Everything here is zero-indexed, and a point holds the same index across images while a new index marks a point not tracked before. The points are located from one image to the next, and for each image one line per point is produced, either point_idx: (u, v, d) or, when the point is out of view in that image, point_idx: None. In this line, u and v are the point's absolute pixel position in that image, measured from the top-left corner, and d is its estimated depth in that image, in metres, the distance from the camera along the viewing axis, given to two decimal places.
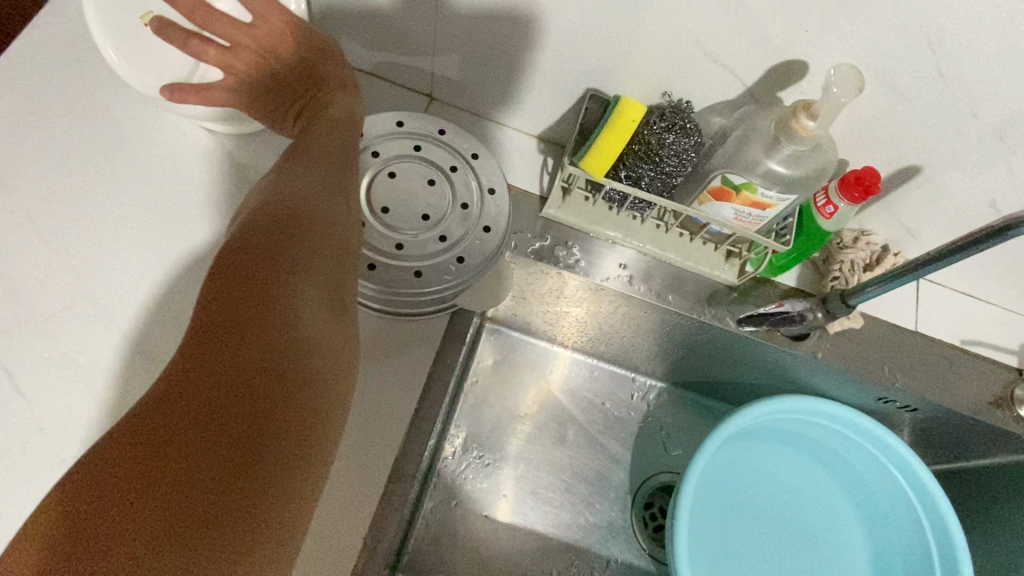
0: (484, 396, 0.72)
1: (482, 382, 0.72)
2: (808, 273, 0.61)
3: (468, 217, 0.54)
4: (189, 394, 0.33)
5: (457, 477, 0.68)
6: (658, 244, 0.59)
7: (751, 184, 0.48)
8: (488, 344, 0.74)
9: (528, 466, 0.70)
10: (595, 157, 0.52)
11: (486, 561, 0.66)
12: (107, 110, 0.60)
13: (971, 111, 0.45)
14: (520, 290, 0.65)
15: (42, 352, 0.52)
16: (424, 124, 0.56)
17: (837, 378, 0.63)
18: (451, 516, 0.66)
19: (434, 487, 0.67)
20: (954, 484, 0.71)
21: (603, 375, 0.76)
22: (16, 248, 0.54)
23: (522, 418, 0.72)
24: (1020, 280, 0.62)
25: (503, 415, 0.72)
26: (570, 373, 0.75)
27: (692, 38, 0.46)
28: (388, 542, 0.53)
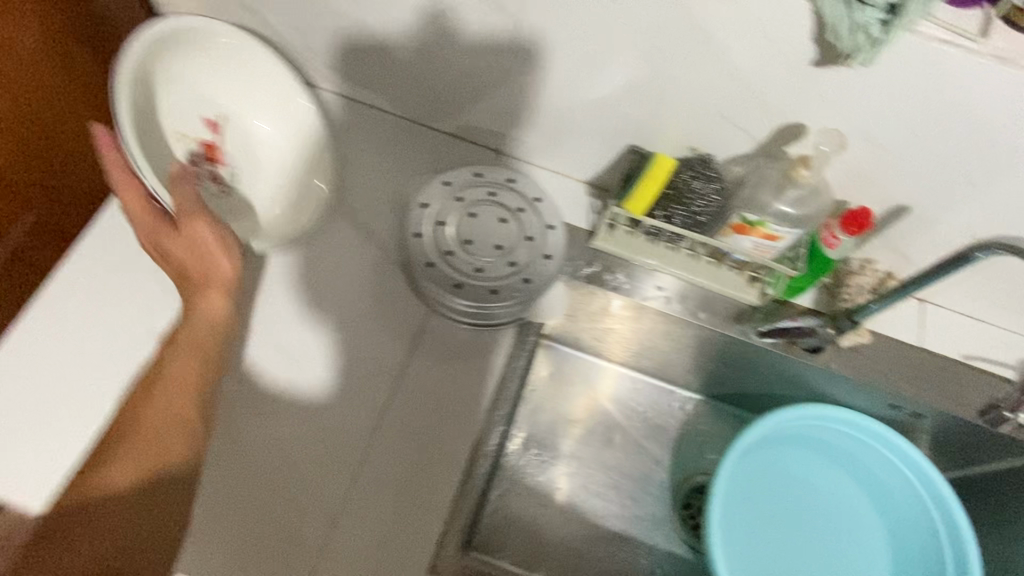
0: (541, 403, 0.83)
1: (538, 391, 0.84)
2: (821, 296, 0.71)
3: (533, 248, 0.67)
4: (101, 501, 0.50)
5: (518, 471, 0.80)
6: (690, 269, 0.71)
7: (763, 221, 0.60)
8: (543, 358, 0.85)
9: (579, 464, 0.81)
10: (635, 200, 0.65)
11: (544, 542, 0.76)
12: None
13: (941, 160, 0.56)
14: (572, 310, 0.77)
15: None
16: (496, 174, 0.70)
17: (851, 388, 0.73)
18: (513, 503, 0.78)
19: (499, 478, 0.78)
20: (968, 489, 0.78)
21: (644, 387, 0.87)
22: None
23: (573, 422, 0.83)
24: (1012, 302, 0.71)
25: (557, 419, 0.83)
26: (615, 385, 0.86)
27: (713, 100, 0.60)
28: (467, 514, 0.65)
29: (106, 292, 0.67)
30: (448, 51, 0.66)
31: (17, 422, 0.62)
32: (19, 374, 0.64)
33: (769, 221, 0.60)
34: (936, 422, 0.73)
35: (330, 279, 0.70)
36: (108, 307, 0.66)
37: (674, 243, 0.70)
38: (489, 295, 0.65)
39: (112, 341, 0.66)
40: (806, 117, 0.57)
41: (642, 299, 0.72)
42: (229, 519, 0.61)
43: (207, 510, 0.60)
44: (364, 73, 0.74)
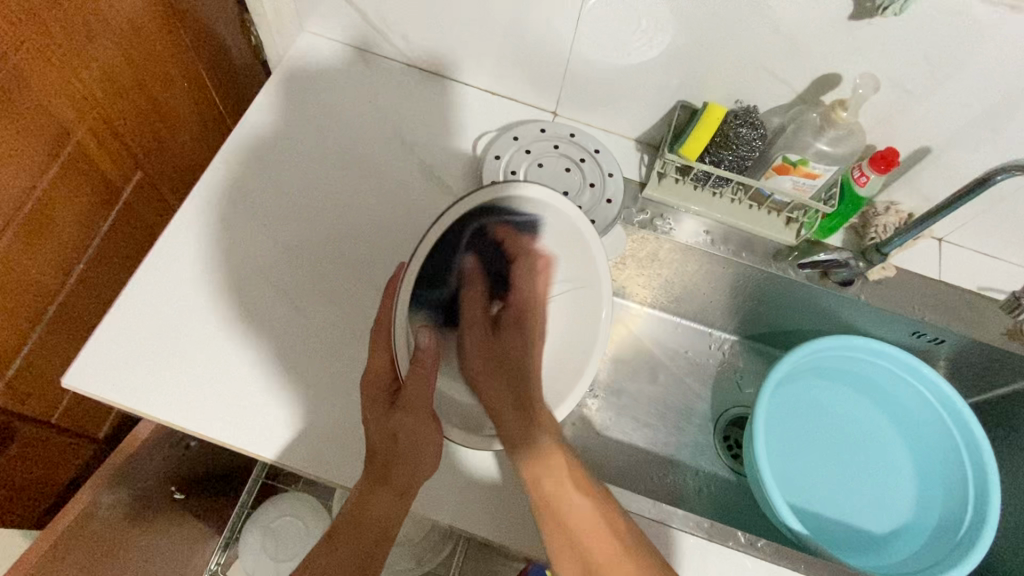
0: None
1: None
2: (850, 235, 0.79)
3: (596, 193, 0.75)
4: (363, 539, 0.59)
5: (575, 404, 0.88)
6: (733, 213, 0.79)
7: (805, 161, 0.68)
8: None
9: (630, 398, 0.89)
10: (688, 146, 0.73)
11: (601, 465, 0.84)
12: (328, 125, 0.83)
13: (962, 103, 0.65)
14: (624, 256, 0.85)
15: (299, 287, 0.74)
16: (559, 130, 0.80)
17: (878, 316, 0.81)
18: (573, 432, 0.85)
19: None
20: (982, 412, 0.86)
21: (684, 330, 0.95)
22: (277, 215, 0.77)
23: (622, 361, 0.91)
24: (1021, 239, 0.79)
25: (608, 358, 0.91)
26: (658, 328, 0.94)
27: (759, 56, 0.68)
28: None
29: (213, 231, 0.74)
30: (522, 17, 0.75)
31: (137, 343, 0.66)
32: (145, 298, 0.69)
33: (809, 161, 0.68)
34: (954, 345, 0.81)
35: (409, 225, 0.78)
36: (216, 245, 0.73)
37: (718, 190, 0.78)
38: None
39: (218, 272, 0.72)
40: (843, 66, 0.65)
41: (690, 241, 0.80)
42: None
43: (315, 424, 0.67)
44: (439, 43, 0.82)
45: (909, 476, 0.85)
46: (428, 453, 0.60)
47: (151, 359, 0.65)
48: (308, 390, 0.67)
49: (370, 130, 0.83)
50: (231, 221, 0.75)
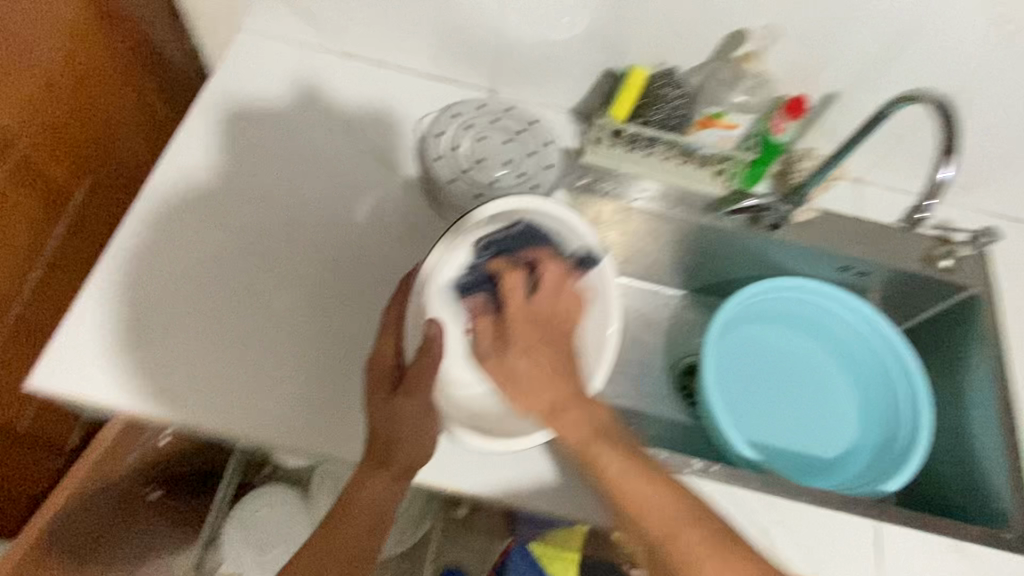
0: None
1: None
2: (774, 182, 0.85)
3: (536, 160, 0.80)
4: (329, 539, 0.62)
5: None
6: (666, 171, 0.83)
7: (723, 113, 0.75)
8: None
9: None
10: (615, 109, 0.78)
11: None
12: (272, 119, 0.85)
13: (856, 47, 0.71)
14: None
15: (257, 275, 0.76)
16: (496, 105, 0.83)
17: (808, 256, 0.87)
18: None
19: None
20: (912, 337, 0.93)
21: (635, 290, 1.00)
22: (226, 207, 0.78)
23: None
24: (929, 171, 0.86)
25: None
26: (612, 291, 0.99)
27: (673, 20, 0.73)
28: None
29: (165, 227, 0.75)
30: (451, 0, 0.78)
31: (95, 343, 0.68)
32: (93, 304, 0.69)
33: (727, 114, 0.75)
34: (879, 276, 0.88)
35: (360, 207, 0.81)
36: (169, 238, 0.75)
37: (651, 150, 0.83)
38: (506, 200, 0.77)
39: (172, 264, 0.73)
40: (748, 22, 0.71)
41: (629, 200, 0.84)
42: (304, 409, 0.68)
43: (285, 404, 0.69)
44: (374, 32, 0.85)
45: (850, 402, 0.91)
46: (425, 447, 0.62)
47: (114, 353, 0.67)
48: (275, 371, 0.70)
49: (313, 120, 0.86)
50: (181, 216, 0.76)
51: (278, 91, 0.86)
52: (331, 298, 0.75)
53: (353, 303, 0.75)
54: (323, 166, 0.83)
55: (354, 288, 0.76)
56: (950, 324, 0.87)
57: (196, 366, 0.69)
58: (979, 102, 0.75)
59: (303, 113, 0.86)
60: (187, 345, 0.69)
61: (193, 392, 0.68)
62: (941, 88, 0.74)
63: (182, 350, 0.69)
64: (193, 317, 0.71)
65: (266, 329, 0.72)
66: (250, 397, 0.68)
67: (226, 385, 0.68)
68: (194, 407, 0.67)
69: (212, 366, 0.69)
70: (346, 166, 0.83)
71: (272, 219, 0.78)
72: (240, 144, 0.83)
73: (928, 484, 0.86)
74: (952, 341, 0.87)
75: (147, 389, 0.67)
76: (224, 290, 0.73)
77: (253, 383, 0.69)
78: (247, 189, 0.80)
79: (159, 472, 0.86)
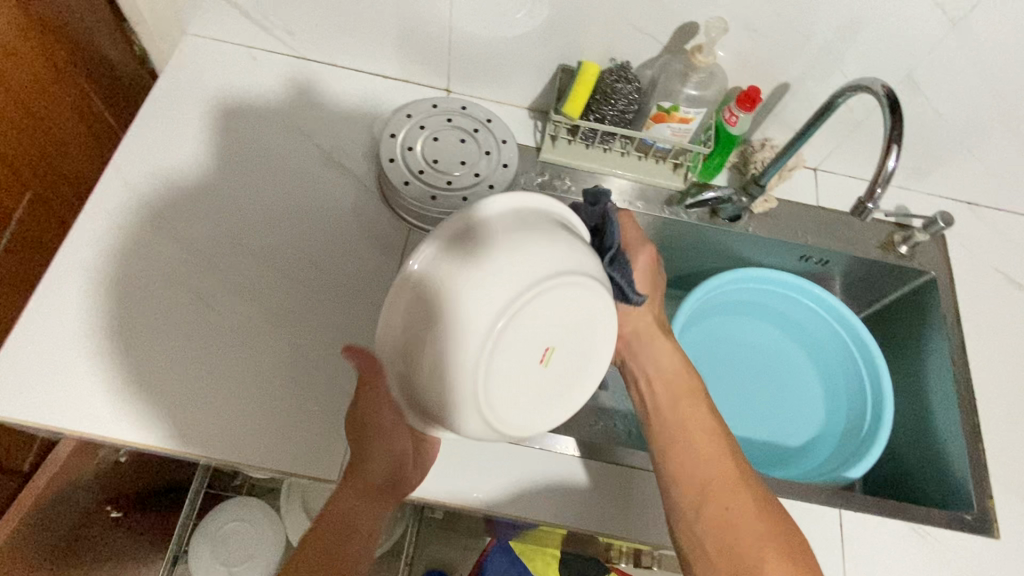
0: None
1: None
2: (733, 174, 0.86)
3: (492, 159, 0.79)
4: (311, 545, 0.62)
5: None
6: (623, 166, 0.84)
7: (676, 107, 0.73)
8: None
9: None
10: (570, 106, 0.77)
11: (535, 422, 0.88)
12: (220, 123, 0.83)
13: (805, 39, 0.71)
14: None
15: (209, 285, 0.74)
16: (450, 104, 0.82)
17: (768, 246, 0.88)
18: None
19: None
20: (874, 322, 0.95)
21: None
22: (174, 216, 0.76)
23: None
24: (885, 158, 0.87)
25: None
26: None
27: (624, 15, 0.73)
28: None
29: (107, 239, 0.72)
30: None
31: (36, 362, 0.65)
32: (33, 321, 0.67)
33: (681, 107, 0.74)
34: (839, 264, 0.89)
35: (314, 212, 0.79)
36: (112, 250, 0.72)
37: (608, 145, 0.83)
38: (461, 200, 0.76)
39: (117, 277, 0.71)
40: (698, 15, 0.71)
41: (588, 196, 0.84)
42: (261, 421, 0.67)
43: (240, 416, 0.67)
44: (323, 32, 0.83)
45: (815, 388, 0.92)
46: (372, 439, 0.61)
47: (57, 372, 0.65)
48: (228, 384, 0.68)
49: (266, 125, 0.84)
50: (125, 228, 0.74)
51: (228, 97, 0.84)
52: (286, 306, 0.73)
53: (310, 311, 0.73)
54: (275, 171, 0.81)
55: (311, 296, 0.74)
56: (908, 309, 0.88)
57: (148, 381, 0.67)
58: (929, 90, 0.75)
59: (255, 118, 0.84)
60: (136, 359, 0.67)
61: (143, 410, 0.65)
62: (890, 77, 0.74)
63: (131, 366, 0.67)
64: (142, 330, 0.69)
65: (219, 340, 0.70)
66: (204, 411, 0.67)
67: (177, 400, 0.66)
68: (145, 424, 0.65)
69: (164, 382, 0.67)
70: (299, 170, 0.81)
71: (223, 227, 0.76)
72: (187, 150, 0.80)
73: (893, 468, 0.87)
74: (910, 325, 0.88)
75: (95, 407, 0.64)
76: (175, 302, 0.71)
77: (207, 397, 0.67)
78: (192, 198, 0.78)
79: (119, 491, 0.85)
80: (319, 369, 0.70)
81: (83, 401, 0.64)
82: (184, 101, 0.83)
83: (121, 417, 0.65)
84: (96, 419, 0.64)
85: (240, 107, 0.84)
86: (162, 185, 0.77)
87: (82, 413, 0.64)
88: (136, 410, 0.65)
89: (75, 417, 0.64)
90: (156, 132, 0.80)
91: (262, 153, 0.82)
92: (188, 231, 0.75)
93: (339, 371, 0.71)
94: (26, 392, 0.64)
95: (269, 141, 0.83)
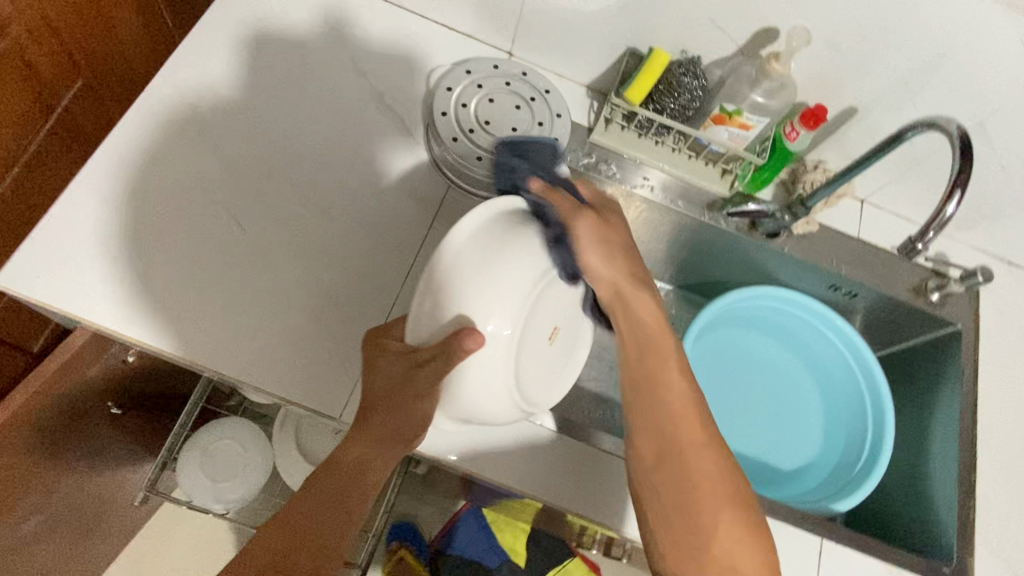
0: None
1: None
2: (780, 191, 0.84)
3: (544, 130, 0.78)
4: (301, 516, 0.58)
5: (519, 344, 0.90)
6: (672, 162, 0.82)
7: (739, 112, 0.72)
8: None
9: None
10: (632, 91, 0.75)
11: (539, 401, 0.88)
12: (278, 46, 0.82)
13: (884, 66, 0.69)
14: None
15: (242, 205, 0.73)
16: (512, 69, 0.81)
17: (799, 268, 0.87)
18: None
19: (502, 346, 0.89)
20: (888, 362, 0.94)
21: None
22: (219, 130, 0.76)
23: None
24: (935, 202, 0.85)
25: None
26: None
27: (704, 8, 0.71)
28: None
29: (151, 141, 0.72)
30: None
31: (65, 247, 0.66)
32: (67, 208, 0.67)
33: (743, 112, 0.72)
34: (866, 299, 0.88)
35: (357, 151, 0.79)
36: (154, 153, 0.72)
37: (661, 138, 0.82)
38: None
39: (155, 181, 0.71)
40: (780, 21, 0.69)
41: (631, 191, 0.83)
42: (274, 347, 0.67)
43: (254, 339, 0.67)
44: None
45: (816, 416, 0.92)
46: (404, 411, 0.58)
47: (86, 262, 0.66)
48: (247, 306, 0.68)
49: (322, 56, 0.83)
50: (169, 134, 0.73)
51: (291, 21, 0.83)
52: (314, 239, 0.73)
53: (337, 249, 0.73)
54: (325, 103, 0.80)
55: (340, 234, 0.74)
56: (927, 356, 0.88)
57: (174, 290, 0.67)
58: (998, 141, 0.74)
59: (312, 47, 0.83)
60: (165, 265, 0.68)
61: (167, 317, 0.66)
62: (962, 119, 0.72)
63: (160, 271, 0.67)
64: (175, 238, 0.69)
65: (244, 260, 0.70)
66: (224, 329, 0.67)
67: (200, 313, 0.67)
68: (169, 331, 0.66)
69: (190, 293, 0.67)
70: (349, 107, 0.81)
71: (264, 150, 0.76)
72: (241, 67, 0.79)
73: (878, 507, 0.87)
74: (925, 373, 0.88)
75: (123, 306, 0.65)
76: (209, 215, 0.71)
77: (229, 317, 0.67)
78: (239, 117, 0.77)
79: (125, 388, 0.86)
80: (337, 307, 0.71)
81: (112, 298, 0.65)
82: (245, 17, 0.82)
83: (146, 320, 0.66)
84: (123, 316, 0.65)
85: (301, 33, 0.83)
86: (212, 97, 0.77)
87: (110, 309, 0.65)
88: (160, 316, 0.66)
89: (102, 311, 0.65)
90: (213, 42, 0.79)
91: (315, 84, 0.81)
92: (231, 148, 0.75)
93: (358, 313, 0.71)
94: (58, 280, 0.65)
95: (324, 74, 0.82)
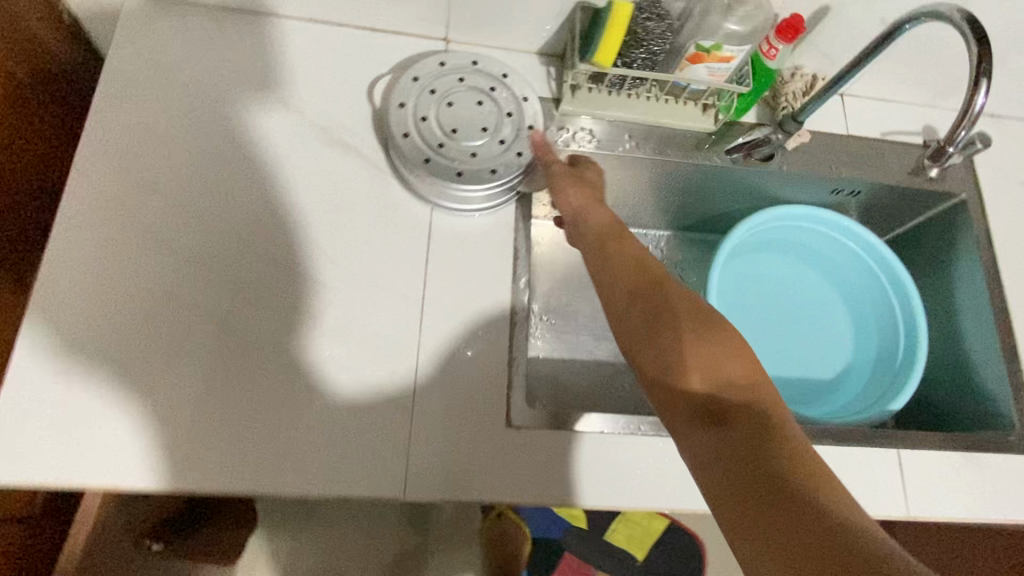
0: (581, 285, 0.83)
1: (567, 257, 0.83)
2: (762, 111, 0.81)
3: (516, 122, 0.70)
4: None
5: None
6: (652, 113, 0.77)
7: (718, 46, 0.66)
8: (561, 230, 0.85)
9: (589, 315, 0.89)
10: (601, 52, 0.67)
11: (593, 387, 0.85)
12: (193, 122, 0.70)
13: None
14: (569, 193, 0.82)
15: (217, 302, 0.64)
16: (459, 60, 0.72)
17: (802, 185, 0.86)
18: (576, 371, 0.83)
19: None
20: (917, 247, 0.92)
21: None
22: (166, 234, 0.65)
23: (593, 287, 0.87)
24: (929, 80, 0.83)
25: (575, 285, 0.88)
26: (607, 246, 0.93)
27: None
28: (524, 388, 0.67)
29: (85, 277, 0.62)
30: None
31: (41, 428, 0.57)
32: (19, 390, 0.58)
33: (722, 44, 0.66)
34: (868, 195, 0.87)
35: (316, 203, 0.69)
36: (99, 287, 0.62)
37: (635, 90, 0.76)
38: (490, 173, 0.67)
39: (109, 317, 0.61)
40: None
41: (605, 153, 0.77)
42: (301, 447, 0.60)
43: (277, 443, 0.60)
44: None
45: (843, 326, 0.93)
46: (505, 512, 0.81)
47: (69, 430, 0.57)
48: (262, 413, 0.60)
49: (226, 77, 0.72)
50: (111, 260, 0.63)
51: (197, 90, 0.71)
52: (306, 317, 0.64)
53: (333, 318, 0.65)
54: (271, 167, 0.69)
55: (330, 301, 0.65)
56: (935, 232, 0.89)
57: (180, 417, 0.59)
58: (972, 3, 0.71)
59: (234, 108, 0.71)
60: (162, 375, 0.60)
61: (185, 449, 0.58)
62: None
63: (155, 402, 0.59)
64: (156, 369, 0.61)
65: (242, 363, 0.62)
66: (246, 434, 0.60)
67: (219, 428, 0.60)
68: (197, 463, 0.58)
69: (202, 408, 0.60)
70: (293, 161, 0.70)
71: (207, 218, 0.66)
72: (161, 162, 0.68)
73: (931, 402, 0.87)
74: (939, 247, 0.89)
75: (130, 453, 0.58)
76: (183, 313, 0.62)
77: (249, 423, 0.60)
78: (168, 179, 0.67)
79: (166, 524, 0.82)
80: (359, 379, 0.63)
81: (118, 446, 0.58)
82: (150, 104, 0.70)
83: (162, 460, 0.58)
84: (137, 463, 0.57)
85: (217, 99, 0.71)
86: (147, 203, 0.66)
87: (120, 457, 0.57)
88: (175, 434, 0.59)
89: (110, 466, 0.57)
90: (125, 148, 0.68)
91: (251, 149, 0.70)
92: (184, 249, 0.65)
93: (377, 374, 0.64)
94: (55, 447, 0.57)
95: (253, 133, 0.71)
